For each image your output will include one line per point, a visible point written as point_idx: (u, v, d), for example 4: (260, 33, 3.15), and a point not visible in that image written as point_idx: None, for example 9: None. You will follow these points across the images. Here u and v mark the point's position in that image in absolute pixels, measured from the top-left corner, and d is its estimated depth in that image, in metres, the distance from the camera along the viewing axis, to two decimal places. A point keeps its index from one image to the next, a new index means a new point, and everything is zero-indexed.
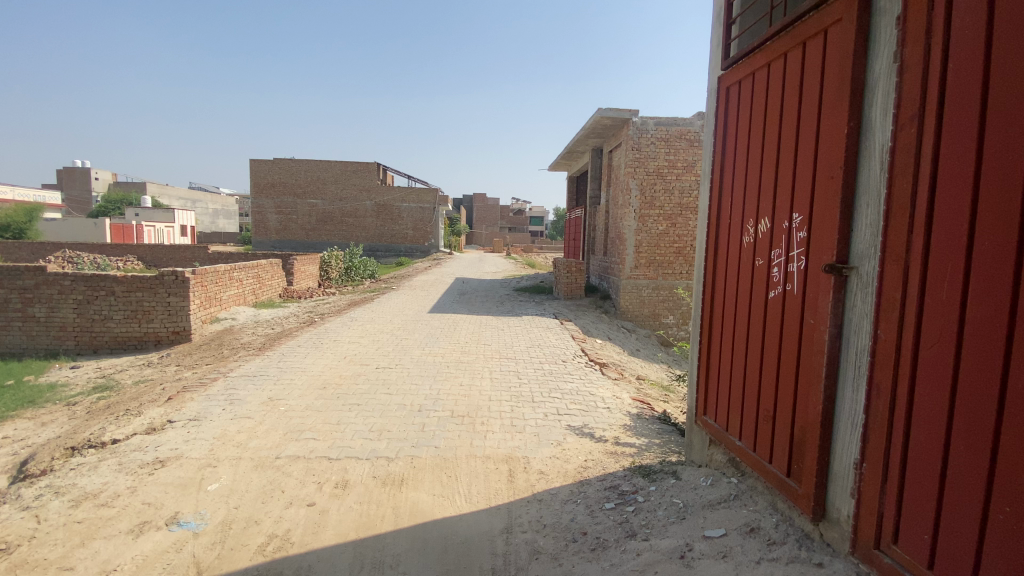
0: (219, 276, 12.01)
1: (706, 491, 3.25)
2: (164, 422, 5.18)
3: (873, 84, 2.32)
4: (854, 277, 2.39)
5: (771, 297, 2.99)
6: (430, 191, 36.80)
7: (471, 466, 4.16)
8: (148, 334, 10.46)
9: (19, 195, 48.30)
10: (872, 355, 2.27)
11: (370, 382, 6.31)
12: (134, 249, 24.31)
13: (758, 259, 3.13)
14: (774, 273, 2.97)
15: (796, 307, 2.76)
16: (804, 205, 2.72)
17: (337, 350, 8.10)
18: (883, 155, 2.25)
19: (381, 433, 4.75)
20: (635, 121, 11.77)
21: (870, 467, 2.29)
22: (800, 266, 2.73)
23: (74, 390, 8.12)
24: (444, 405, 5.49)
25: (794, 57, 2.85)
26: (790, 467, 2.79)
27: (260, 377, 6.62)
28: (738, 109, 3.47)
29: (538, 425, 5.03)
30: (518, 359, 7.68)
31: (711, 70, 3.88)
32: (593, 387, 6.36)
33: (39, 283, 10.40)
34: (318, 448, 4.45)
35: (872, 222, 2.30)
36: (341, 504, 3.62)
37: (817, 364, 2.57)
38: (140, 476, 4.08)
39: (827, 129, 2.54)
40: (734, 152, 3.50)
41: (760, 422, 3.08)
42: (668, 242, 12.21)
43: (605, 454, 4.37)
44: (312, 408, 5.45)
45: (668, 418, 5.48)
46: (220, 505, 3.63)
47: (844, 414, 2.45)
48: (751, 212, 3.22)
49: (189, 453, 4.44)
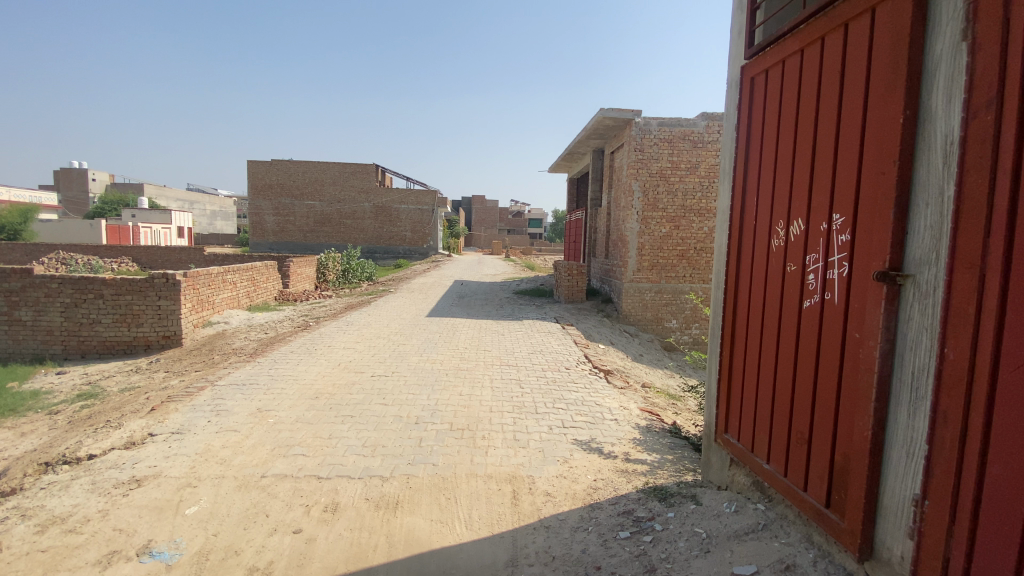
0: (212, 279, 11.70)
1: (730, 519, 2.95)
2: (145, 435, 4.87)
3: (934, 67, 2.04)
4: (910, 286, 2.10)
5: (806, 307, 2.70)
6: (428, 192, 36.41)
7: (471, 486, 3.85)
8: (138, 338, 10.13)
9: (14, 196, 47.90)
10: (936, 376, 1.98)
11: (365, 392, 6.00)
12: (129, 251, 24.03)
13: (789, 265, 2.84)
14: (810, 280, 2.68)
15: (837, 319, 2.47)
16: (846, 205, 2.42)
17: (332, 357, 7.78)
18: (947, 148, 1.97)
19: (375, 449, 4.44)
20: (637, 121, 11.52)
21: (933, 505, 1.99)
22: (843, 273, 2.43)
23: (58, 398, 7.78)
24: (442, 418, 5.19)
25: (833, 40, 2.56)
26: (830, 497, 2.50)
27: (250, 386, 6.30)
28: (764, 102, 3.19)
29: (543, 439, 4.73)
30: (520, 367, 7.36)
31: (732, 60, 3.61)
32: (599, 397, 6.06)
33: (25, 286, 10.07)
34: (307, 466, 4.14)
35: (933, 224, 2.02)
36: (331, 531, 3.32)
37: (864, 384, 2.28)
38: (114, 497, 3.77)
39: (876, 119, 2.25)
40: (760, 147, 3.21)
41: (792, 445, 2.78)
42: (671, 244, 11.92)
43: (615, 473, 4.08)
44: (303, 420, 5.14)
45: (679, 431, 5.19)
46: (198, 532, 3.32)
47: (897, 442, 2.16)
48: (781, 212, 2.93)
49: (169, 471, 4.13)
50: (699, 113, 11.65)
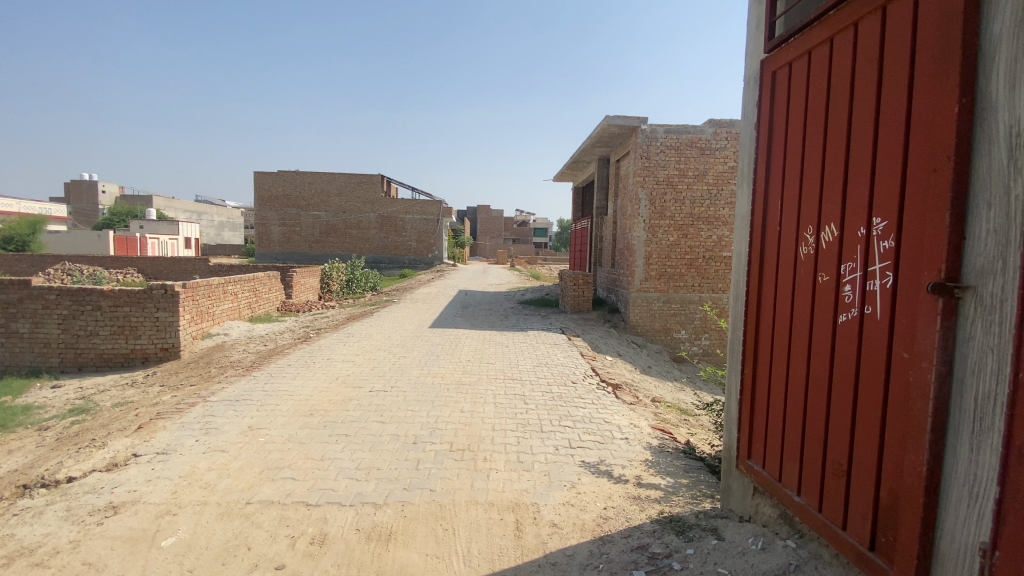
0: (213, 290, 11.51)
1: (758, 559, 2.64)
2: (128, 456, 4.62)
3: (991, 48, 1.77)
4: (971, 299, 1.82)
5: (842, 322, 2.41)
6: (434, 202, 36.46)
7: (470, 516, 3.56)
8: (135, 351, 9.92)
9: (25, 208, 48.41)
10: (1008, 407, 1.70)
11: (362, 409, 5.73)
12: (135, 262, 23.96)
13: (821, 275, 2.55)
14: (846, 292, 2.40)
15: (879, 337, 2.19)
16: (889, 208, 2.15)
17: (330, 371, 7.50)
18: (1012, 141, 1.71)
19: (368, 472, 4.16)
20: (643, 128, 11.33)
21: (1007, 557, 1.71)
22: (886, 284, 2.15)
23: (49, 413, 7.55)
24: (442, 437, 4.90)
25: (867, 25, 2.30)
26: (875, 539, 2.20)
27: (242, 402, 6.02)
28: (787, 96, 2.92)
29: (548, 461, 4.44)
30: (525, 381, 7.05)
31: (750, 55, 3.35)
32: (608, 414, 5.75)
33: (24, 297, 9.92)
34: (296, 492, 3.86)
35: (998, 228, 1.75)
36: (316, 567, 3.05)
37: (918, 411, 1.99)
38: (87, 526, 3.52)
39: (925, 110, 1.99)
40: (783, 146, 2.93)
41: (827, 476, 2.48)
42: (679, 253, 11.62)
43: (626, 499, 3.78)
44: (294, 439, 4.87)
45: (693, 452, 4.88)
46: (172, 568, 3.05)
47: (957, 479, 1.87)
48: (810, 216, 2.65)
49: (148, 496, 3.87)
50: (706, 120, 11.42)
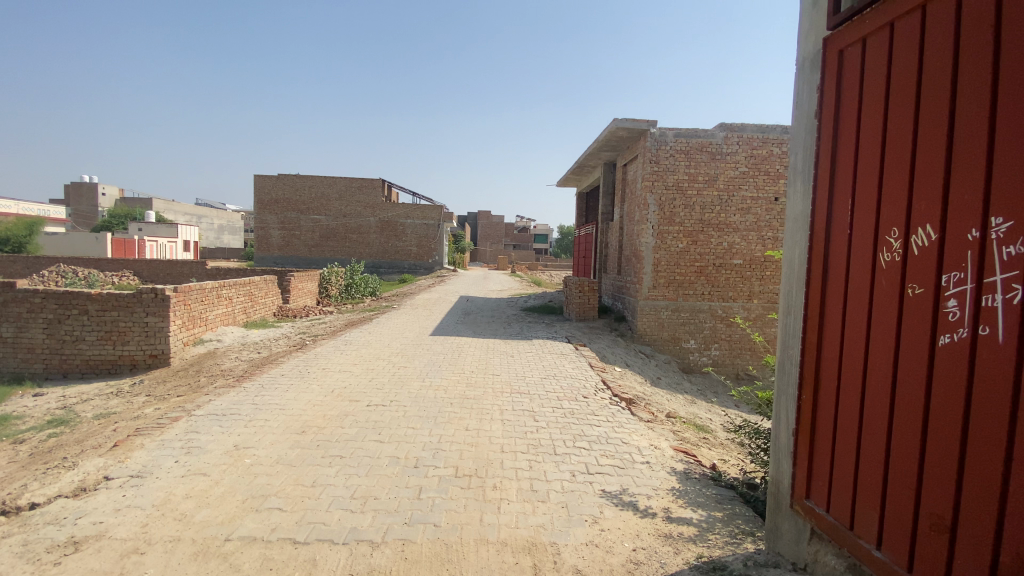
0: (206, 294, 11.08)
1: None
2: (99, 480, 4.16)
3: None
4: None
5: (942, 344, 1.98)
6: (435, 207, 36.02)
7: (481, 558, 3.11)
8: (123, 357, 9.46)
9: (23, 209, 48.10)
10: None
11: (358, 426, 5.27)
12: (131, 265, 23.54)
13: (912, 287, 2.13)
14: (948, 308, 1.98)
15: (1001, 366, 1.76)
16: (1016, 206, 1.73)
17: (325, 382, 7.05)
18: None
19: (365, 502, 3.70)
20: (652, 132, 10.94)
21: None
22: (1013, 299, 1.73)
23: (26, 424, 7.10)
24: (446, 460, 4.45)
25: None
26: None
27: (230, 417, 5.57)
28: (859, 77, 2.50)
29: (564, 490, 3.98)
30: (533, 395, 6.60)
31: (807, 35, 2.95)
32: (625, 434, 5.29)
33: (8, 301, 9.48)
34: (281, 526, 3.41)
35: None
36: None
37: None
38: (42, 566, 3.06)
39: None
40: (854, 135, 2.51)
41: (921, 529, 2.04)
42: (688, 260, 11.20)
43: (656, 538, 3.33)
44: (283, 461, 4.42)
45: (722, 480, 4.41)
46: None
47: None
48: (894, 216, 2.23)
49: (116, 530, 3.41)
50: (717, 124, 11.02)
